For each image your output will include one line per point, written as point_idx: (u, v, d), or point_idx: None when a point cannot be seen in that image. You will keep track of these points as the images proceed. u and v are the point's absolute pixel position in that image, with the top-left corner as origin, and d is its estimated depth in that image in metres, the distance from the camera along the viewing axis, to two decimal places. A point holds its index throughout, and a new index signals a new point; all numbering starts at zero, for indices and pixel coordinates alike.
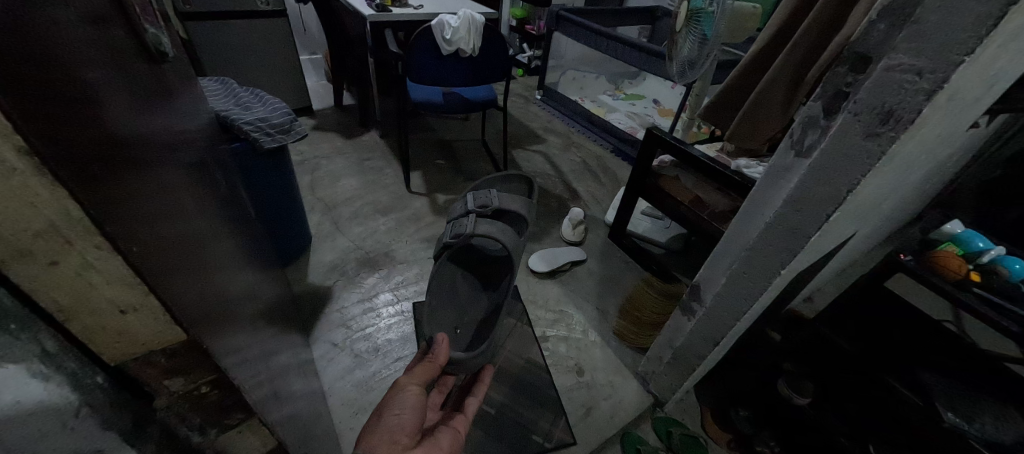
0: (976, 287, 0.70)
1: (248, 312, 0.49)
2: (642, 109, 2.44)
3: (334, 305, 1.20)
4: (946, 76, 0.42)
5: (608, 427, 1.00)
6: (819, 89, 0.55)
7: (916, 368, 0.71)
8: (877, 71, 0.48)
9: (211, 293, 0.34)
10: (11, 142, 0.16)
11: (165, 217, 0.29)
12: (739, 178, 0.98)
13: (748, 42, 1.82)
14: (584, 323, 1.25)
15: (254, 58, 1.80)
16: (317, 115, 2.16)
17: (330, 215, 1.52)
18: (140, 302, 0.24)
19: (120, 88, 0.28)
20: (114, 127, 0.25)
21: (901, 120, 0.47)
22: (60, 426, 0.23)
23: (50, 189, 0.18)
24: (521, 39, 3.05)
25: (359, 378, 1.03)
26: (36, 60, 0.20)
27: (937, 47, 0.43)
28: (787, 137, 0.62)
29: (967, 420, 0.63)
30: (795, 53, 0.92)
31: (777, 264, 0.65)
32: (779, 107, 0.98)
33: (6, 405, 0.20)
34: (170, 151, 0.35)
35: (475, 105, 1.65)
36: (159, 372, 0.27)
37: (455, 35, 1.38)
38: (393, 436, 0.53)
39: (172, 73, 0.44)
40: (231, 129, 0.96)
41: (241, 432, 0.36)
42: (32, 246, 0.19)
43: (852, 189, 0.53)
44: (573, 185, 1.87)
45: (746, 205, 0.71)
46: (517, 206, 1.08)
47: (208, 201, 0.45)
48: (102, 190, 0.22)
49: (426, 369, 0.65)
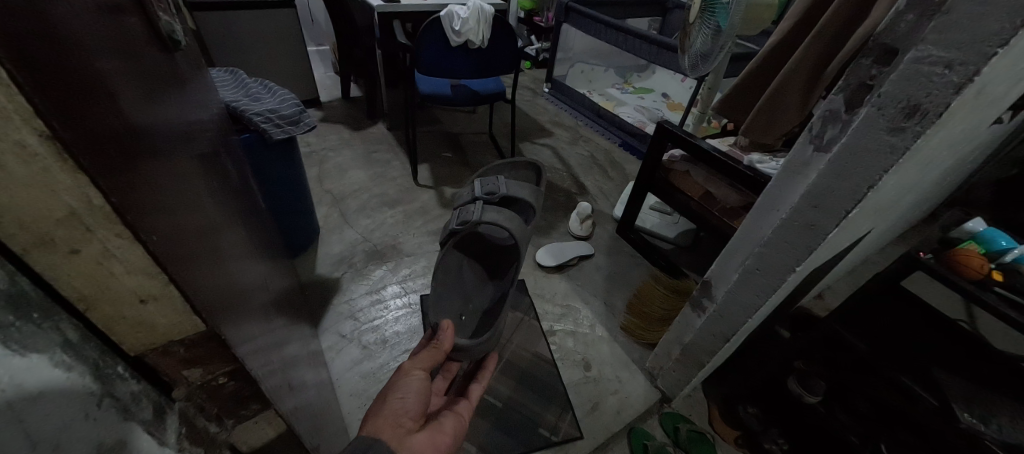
0: (997, 286, 0.69)
1: (260, 303, 0.49)
2: (651, 102, 2.40)
3: (341, 297, 1.20)
4: (977, 69, 0.41)
5: (615, 422, 0.99)
6: (842, 82, 0.54)
7: (930, 367, 0.70)
8: (904, 63, 0.46)
9: (226, 283, 0.34)
10: (30, 126, 0.16)
11: (182, 207, 0.29)
12: (751, 173, 0.97)
13: (763, 35, 1.79)
14: (592, 317, 1.24)
15: (262, 49, 1.80)
16: (325, 107, 2.16)
17: (337, 207, 1.52)
18: (160, 292, 0.24)
19: (134, 77, 0.28)
20: (130, 116, 0.25)
21: (927, 113, 0.45)
22: (84, 416, 0.21)
23: (71, 176, 0.18)
24: (529, 31, 3.02)
25: (367, 370, 1.03)
26: (53, 42, 0.19)
27: (969, 39, 0.41)
28: (805, 131, 0.60)
29: (984, 422, 0.61)
30: (814, 46, 0.90)
31: (792, 261, 0.64)
32: (797, 101, 0.96)
33: (32, 396, 0.18)
34: (183, 141, 0.35)
35: (483, 97, 1.64)
36: (177, 362, 0.28)
37: (464, 26, 1.37)
38: (397, 419, 0.52)
39: (184, 62, 0.43)
40: (242, 119, 0.96)
41: (256, 421, 0.37)
42: (54, 232, 0.19)
43: (873, 185, 0.52)
44: (581, 179, 1.86)
45: (760, 201, 0.70)
46: (525, 194, 1.07)
47: (219, 190, 0.44)
48: (121, 176, 0.21)
49: (431, 355, 0.66)
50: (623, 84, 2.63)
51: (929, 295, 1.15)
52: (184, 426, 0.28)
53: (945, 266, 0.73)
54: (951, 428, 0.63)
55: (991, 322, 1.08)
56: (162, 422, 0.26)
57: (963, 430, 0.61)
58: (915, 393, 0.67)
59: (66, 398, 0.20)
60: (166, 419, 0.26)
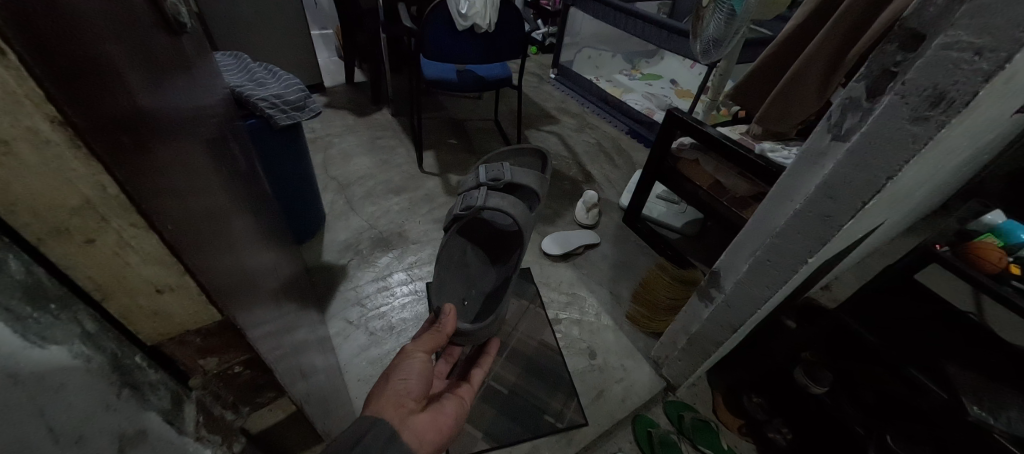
0: (1014, 280, 0.68)
1: (271, 288, 0.50)
2: (659, 89, 2.36)
3: (348, 283, 1.21)
4: (1008, 55, 0.39)
5: (619, 409, 1.01)
6: (864, 69, 0.52)
7: (942, 360, 0.69)
8: (930, 50, 0.44)
9: (238, 269, 0.34)
10: (42, 112, 0.16)
11: (194, 194, 0.29)
12: (762, 162, 0.94)
13: (777, 19, 1.73)
14: (596, 306, 1.24)
15: (264, 33, 1.77)
16: (329, 93, 2.14)
17: (343, 194, 1.52)
18: (177, 282, 0.24)
19: (140, 58, 0.27)
20: (141, 101, 0.25)
21: (953, 102, 0.44)
22: (104, 406, 0.21)
23: (84, 163, 0.18)
24: (535, 15, 2.97)
25: (374, 356, 1.04)
26: (67, 29, 0.19)
27: (1001, 24, 0.39)
28: (823, 119, 0.58)
29: (993, 414, 0.61)
30: (835, 30, 0.87)
31: (805, 251, 0.63)
32: (815, 89, 0.94)
33: (54, 388, 0.18)
34: (190, 124, 0.34)
35: (488, 82, 1.61)
36: (193, 351, 0.28)
37: (471, 10, 1.34)
38: (399, 399, 0.52)
39: (188, 44, 0.42)
40: (247, 105, 0.95)
41: (271, 408, 0.38)
42: (68, 222, 0.19)
43: (892, 176, 0.51)
44: (587, 167, 1.84)
45: (773, 191, 0.68)
46: (530, 181, 1.05)
47: (228, 175, 0.44)
48: (132, 160, 0.21)
49: (432, 338, 0.66)
50: (631, 70, 2.58)
51: (939, 288, 1.14)
52: (201, 414, 0.28)
53: (961, 259, 0.72)
54: (959, 421, 0.62)
55: (1002, 315, 1.07)
56: (179, 410, 0.26)
57: (972, 423, 0.61)
58: (924, 386, 0.66)
59: (88, 386, 0.20)
60: (184, 407, 0.27)
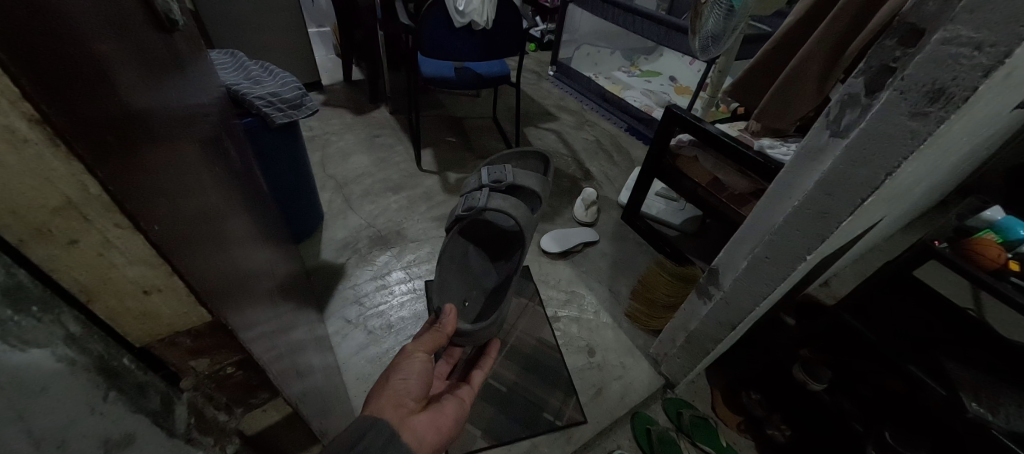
0: (1013, 276, 0.67)
1: (267, 288, 0.49)
2: (659, 86, 2.35)
3: (347, 282, 1.20)
4: (1007, 49, 0.39)
5: (619, 407, 1.00)
6: (862, 65, 0.51)
7: (941, 357, 0.69)
8: (929, 45, 0.44)
9: (232, 268, 0.34)
10: (18, 111, 0.16)
11: (187, 193, 0.28)
12: (761, 159, 0.94)
13: (777, 16, 1.72)
14: (596, 304, 1.24)
15: (261, 31, 1.76)
16: (326, 91, 2.13)
17: (341, 193, 1.52)
18: (163, 283, 0.23)
19: (131, 57, 0.26)
20: (130, 100, 0.24)
21: (952, 98, 0.43)
22: (88, 410, 0.20)
23: (63, 162, 0.18)
24: (533, 12, 2.96)
25: (372, 355, 1.04)
26: (51, 27, 0.18)
27: (1000, 19, 0.39)
28: (822, 115, 0.58)
29: (990, 411, 0.61)
30: (834, 26, 0.87)
31: (804, 248, 0.63)
32: (813, 86, 0.93)
33: (35, 392, 0.18)
34: (183, 123, 0.34)
35: (487, 80, 1.60)
36: (183, 352, 0.28)
37: (469, 7, 1.33)
38: (399, 399, 0.52)
39: (183, 44, 0.42)
40: (243, 103, 0.94)
41: (266, 409, 0.38)
42: (50, 223, 0.19)
43: (890, 172, 0.50)
44: (586, 165, 1.84)
45: (772, 188, 0.68)
46: (532, 183, 1.05)
47: (223, 174, 0.44)
48: (115, 159, 0.20)
49: (433, 337, 0.66)
50: (630, 67, 2.57)
51: (938, 285, 1.14)
52: (193, 416, 0.28)
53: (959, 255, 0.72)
54: (958, 417, 0.62)
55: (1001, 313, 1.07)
56: (170, 412, 0.26)
57: (971, 420, 0.60)
58: (922, 382, 0.66)
59: (71, 389, 0.20)
60: (176, 408, 0.26)
